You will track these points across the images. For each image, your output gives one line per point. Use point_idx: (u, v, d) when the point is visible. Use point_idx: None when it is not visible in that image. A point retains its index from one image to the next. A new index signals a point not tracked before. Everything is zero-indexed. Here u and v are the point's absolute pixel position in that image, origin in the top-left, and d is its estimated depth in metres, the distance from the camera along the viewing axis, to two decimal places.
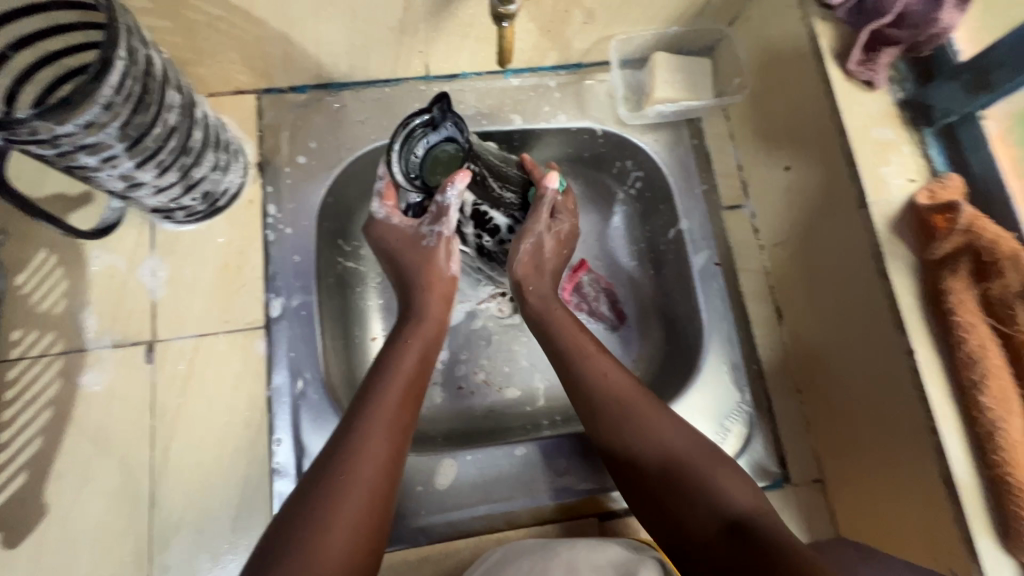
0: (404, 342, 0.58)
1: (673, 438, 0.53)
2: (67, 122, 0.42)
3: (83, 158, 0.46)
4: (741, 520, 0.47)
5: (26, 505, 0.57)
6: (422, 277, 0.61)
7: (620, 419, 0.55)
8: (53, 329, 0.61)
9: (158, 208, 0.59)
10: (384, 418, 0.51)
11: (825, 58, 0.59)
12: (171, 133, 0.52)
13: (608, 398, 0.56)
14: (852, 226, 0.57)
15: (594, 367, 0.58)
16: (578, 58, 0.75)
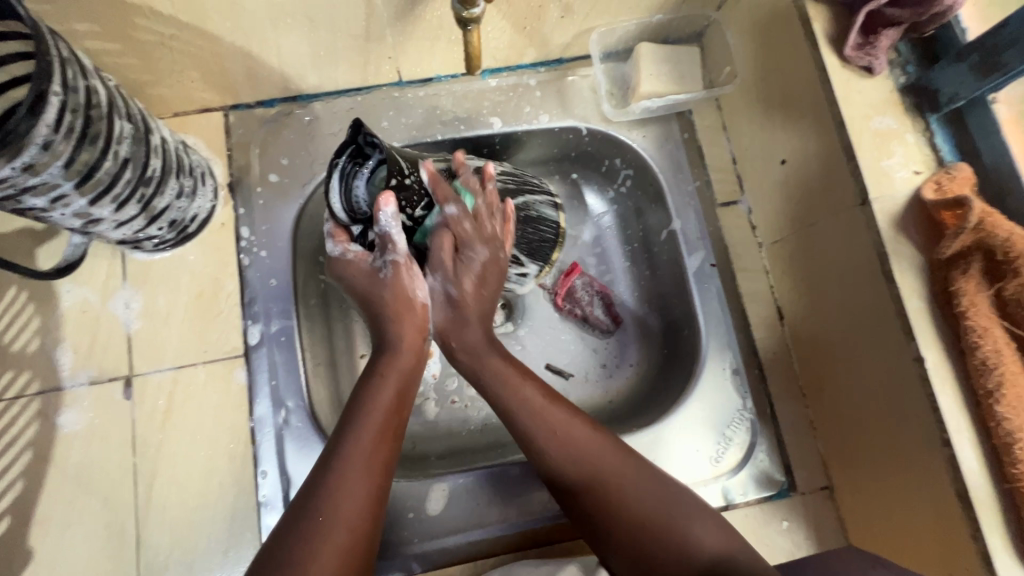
0: (384, 372, 0.53)
1: (601, 452, 0.51)
2: (3, 166, 0.39)
3: (30, 200, 0.44)
4: (713, 567, 0.44)
5: (11, 551, 0.56)
6: (392, 299, 0.55)
7: (567, 443, 0.51)
8: (28, 369, 0.60)
9: (123, 240, 0.57)
10: (361, 458, 0.47)
11: (820, 43, 0.55)
12: (125, 165, 0.49)
13: (571, 459, 0.51)
14: (852, 224, 0.54)
15: (525, 398, 0.53)
16: (559, 54, 0.71)
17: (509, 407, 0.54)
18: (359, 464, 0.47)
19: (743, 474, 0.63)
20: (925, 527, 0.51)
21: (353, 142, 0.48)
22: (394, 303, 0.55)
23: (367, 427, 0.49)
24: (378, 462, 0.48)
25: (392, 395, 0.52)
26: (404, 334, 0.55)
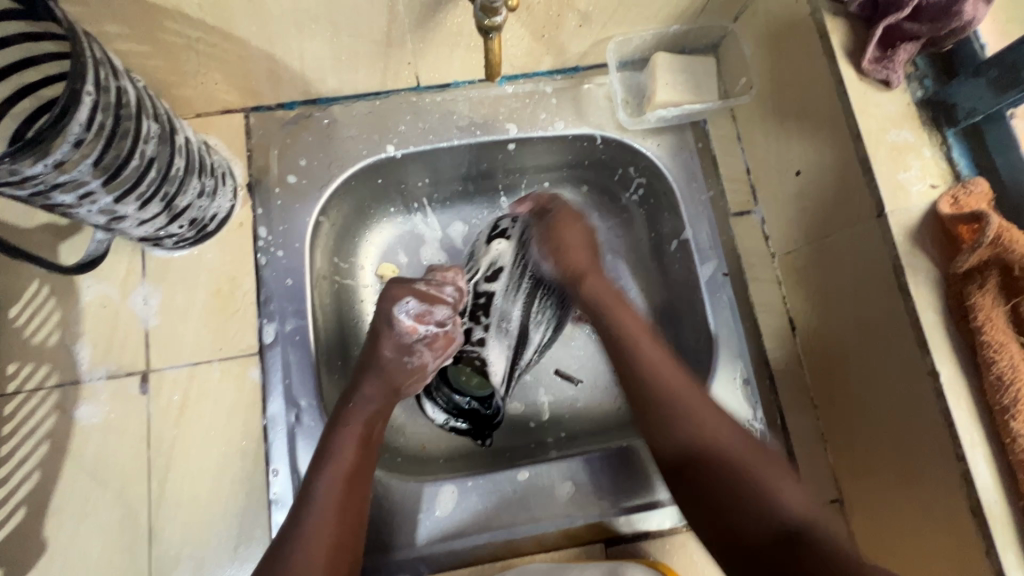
0: (319, 479, 0.52)
1: (715, 424, 0.51)
2: (37, 163, 0.40)
3: (59, 196, 0.45)
4: (797, 529, 0.45)
5: (26, 540, 0.57)
6: (385, 362, 0.58)
7: (686, 423, 0.52)
8: (49, 362, 0.61)
9: (144, 237, 0.58)
10: (321, 538, 0.49)
11: (838, 56, 0.55)
12: (151, 164, 0.50)
13: (689, 425, 0.52)
14: (866, 235, 0.54)
15: (654, 367, 0.54)
16: (575, 62, 0.71)
17: (667, 400, 0.53)
18: (317, 541, 0.49)
19: None
20: (938, 543, 0.50)
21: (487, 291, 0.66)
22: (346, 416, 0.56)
23: (307, 556, 0.48)
24: (341, 540, 0.50)
25: (330, 515, 0.50)
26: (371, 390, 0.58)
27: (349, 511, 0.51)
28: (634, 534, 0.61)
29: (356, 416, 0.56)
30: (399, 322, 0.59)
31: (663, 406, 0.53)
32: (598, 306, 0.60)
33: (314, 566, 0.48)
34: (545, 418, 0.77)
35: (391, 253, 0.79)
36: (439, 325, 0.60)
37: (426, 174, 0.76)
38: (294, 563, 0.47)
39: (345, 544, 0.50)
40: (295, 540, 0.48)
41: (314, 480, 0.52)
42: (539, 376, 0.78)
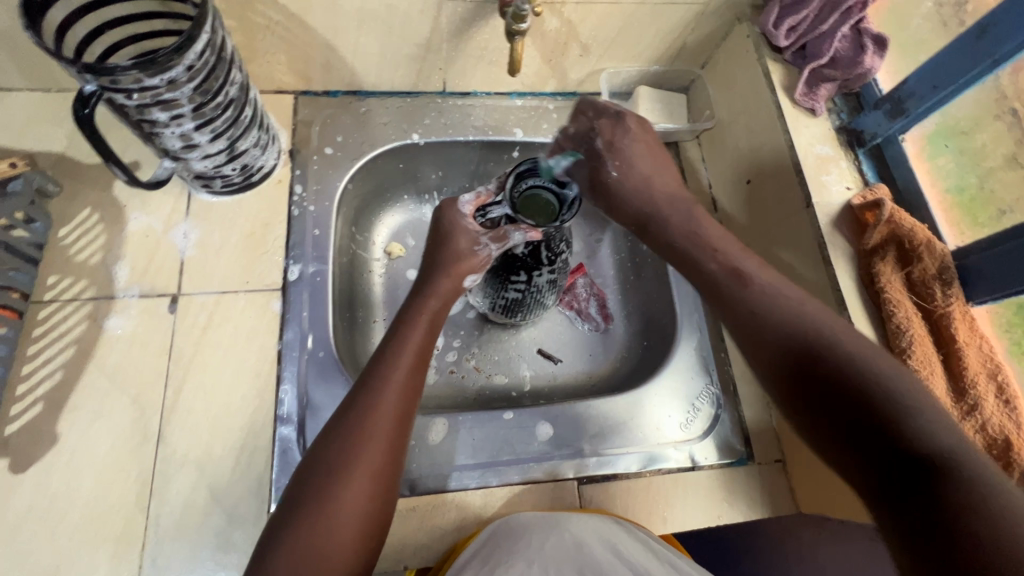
0: (393, 359, 0.57)
1: (842, 332, 0.51)
2: (156, 75, 0.51)
3: (157, 112, 0.55)
4: (937, 454, 0.41)
5: (37, 433, 0.60)
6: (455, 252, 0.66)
7: (819, 340, 0.50)
8: (87, 278, 0.67)
9: (200, 172, 0.67)
10: (378, 446, 0.52)
11: (777, 90, 0.71)
12: (229, 104, 0.61)
13: (807, 335, 0.51)
14: (799, 223, 0.67)
15: (763, 288, 0.56)
16: (574, 88, 0.87)
17: (774, 308, 0.54)
18: (377, 444, 0.52)
19: (708, 440, 0.71)
20: None
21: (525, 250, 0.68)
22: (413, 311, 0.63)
23: (378, 420, 0.53)
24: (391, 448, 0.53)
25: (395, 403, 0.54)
26: (443, 286, 0.65)
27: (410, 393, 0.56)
28: (604, 475, 0.68)
29: (425, 312, 0.63)
30: (481, 252, 0.66)
31: (767, 315, 0.54)
32: (690, 226, 0.64)
33: (371, 460, 0.51)
34: (527, 389, 0.84)
35: (400, 234, 0.90)
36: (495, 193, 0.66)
37: (440, 167, 0.88)
38: (351, 470, 0.50)
39: (401, 433, 0.54)
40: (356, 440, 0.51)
41: (387, 362, 0.57)
42: (524, 353, 0.87)
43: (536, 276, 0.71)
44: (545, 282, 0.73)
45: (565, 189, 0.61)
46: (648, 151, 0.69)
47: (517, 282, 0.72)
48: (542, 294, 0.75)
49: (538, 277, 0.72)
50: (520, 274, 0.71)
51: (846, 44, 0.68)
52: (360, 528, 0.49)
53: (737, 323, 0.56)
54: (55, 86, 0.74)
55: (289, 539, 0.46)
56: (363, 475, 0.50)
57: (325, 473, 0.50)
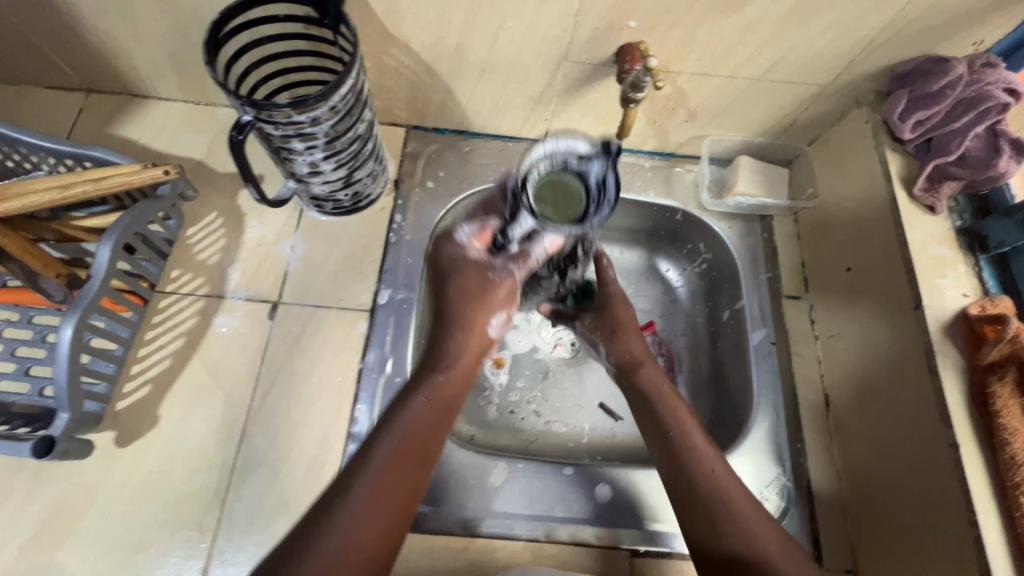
0: (398, 420, 0.55)
1: (752, 515, 0.55)
2: (305, 115, 0.56)
3: (296, 143, 0.61)
4: None
5: (143, 413, 0.66)
6: (479, 296, 0.63)
7: (720, 512, 0.55)
8: (204, 276, 0.74)
9: (316, 195, 0.73)
10: (370, 502, 0.50)
11: (894, 182, 0.68)
12: (356, 139, 0.66)
13: (725, 507, 0.56)
14: (904, 324, 0.64)
15: (704, 447, 0.60)
16: (672, 149, 0.88)
17: (692, 457, 0.60)
18: (373, 505, 0.50)
19: None
20: None
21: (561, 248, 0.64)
22: (445, 358, 0.62)
23: (367, 481, 0.51)
24: (387, 520, 0.50)
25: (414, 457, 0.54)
26: (460, 342, 0.63)
27: (430, 446, 0.56)
28: (658, 550, 0.66)
29: (444, 387, 0.59)
30: (495, 274, 0.64)
31: (693, 476, 0.58)
32: (656, 397, 0.66)
33: (364, 520, 0.49)
34: (585, 441, 0.84)
35: None
36: (498, 226, 0.63)
37: None
38: (348, 522, 0.48)
39: (400, 516, 0.51)
40: (353, 495, 0.50)
41: (389, 428, 0.55)
42: (584, 403, 0.87)
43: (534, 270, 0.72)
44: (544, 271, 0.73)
45: (587, 167, 0.57)
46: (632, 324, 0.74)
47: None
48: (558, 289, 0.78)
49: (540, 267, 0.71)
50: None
51: (978, 143, 0.65)
52: None
53: (666, 468, 0.60)
54: (204, 100, 0.83)
55: None
56: (360, 534, 0.48)
57: (307, 546, 0.46)
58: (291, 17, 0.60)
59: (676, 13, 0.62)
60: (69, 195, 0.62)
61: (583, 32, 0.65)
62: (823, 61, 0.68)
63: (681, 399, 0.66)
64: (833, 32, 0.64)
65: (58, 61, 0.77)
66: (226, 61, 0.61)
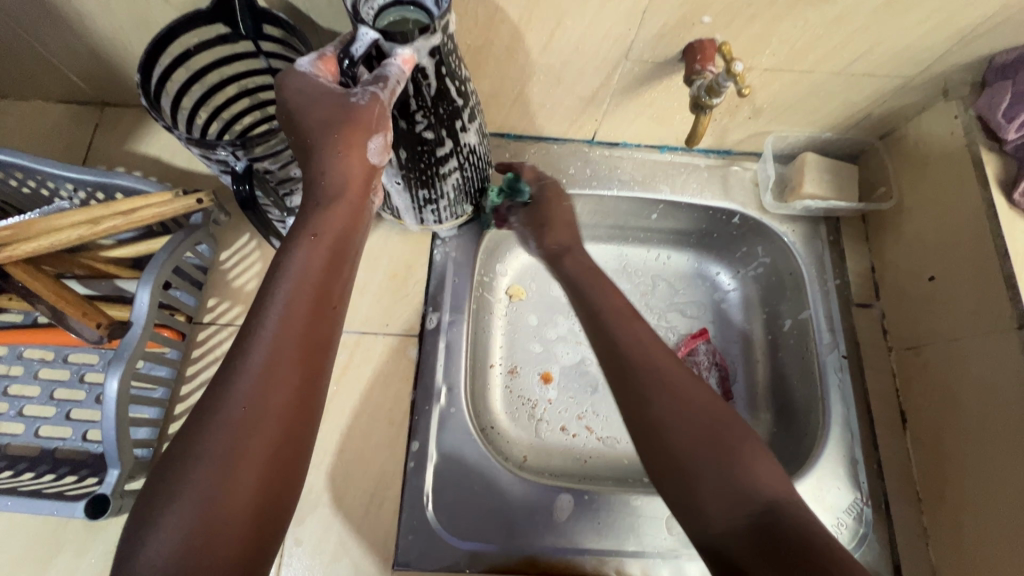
0: (276, 287, 0.39)
1: (698, 390, 0.49)
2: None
3: (291, 168, 0.55)
4: (773, 507, 0.42)
5: None
6: (335, 104, 0.43)
7: (670, 385, 0.49)
8: (242, 304, 0.70)
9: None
10: (253, 390, 0.36)
11: (991, 185, 0.63)
12: None
13: (658, 379, 0.49)
14: (1006, 345, 0.59)
15: (634, 327, 0.55)
16: (730, 146, 0.81)
17: (630, 336, 0.54)
18: (253, 390, 0.36)
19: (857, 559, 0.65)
20: None
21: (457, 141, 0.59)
22: (337, 185, 0.43)
23: (252, 367, 0.37)
24: (281, 404, 0.37)
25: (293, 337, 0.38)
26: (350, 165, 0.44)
27: (331, 294, 0.41)
28: None
29: (330, 222, 0.43)
30: (356, 98, 0.43)
31: (630, 355, 0.52)
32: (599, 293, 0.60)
33: (245, 410, 0.36)
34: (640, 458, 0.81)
35: (524, 279, 0.88)
36: (344, 45, 0.46)
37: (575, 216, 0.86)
38: (222, 429, 0.35)
39: (303, 406, 0.38)
40: (232, 390, 0.36)
41: (261, 303, 0.39)
42: None
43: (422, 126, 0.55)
44: (430, 136, 0.56)
45: None
46: (564, 223, 0.71)
47: (438, 152, 0.59)
48: (441, 164, 0.60)
49: (464, 141, 0.60)
50: (427, 135, 0.56)
51: None
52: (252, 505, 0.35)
53: (606, 354, 0.54)
54: None
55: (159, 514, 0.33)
56: (231, 433, 0.35)
57: (183, 454, 0.35)
58: (204, 45, 0.53)
59: (757, 5, 0.55)
60: (99, 230, 0.58)
61: (649, 30, 0.59)
62: (912, 53, 0.62)
63: (617, 290, 0.61)
64: (933, 21, 0.57)
65: (69, 74, 0.71)
66: (171, 120, 0.54)
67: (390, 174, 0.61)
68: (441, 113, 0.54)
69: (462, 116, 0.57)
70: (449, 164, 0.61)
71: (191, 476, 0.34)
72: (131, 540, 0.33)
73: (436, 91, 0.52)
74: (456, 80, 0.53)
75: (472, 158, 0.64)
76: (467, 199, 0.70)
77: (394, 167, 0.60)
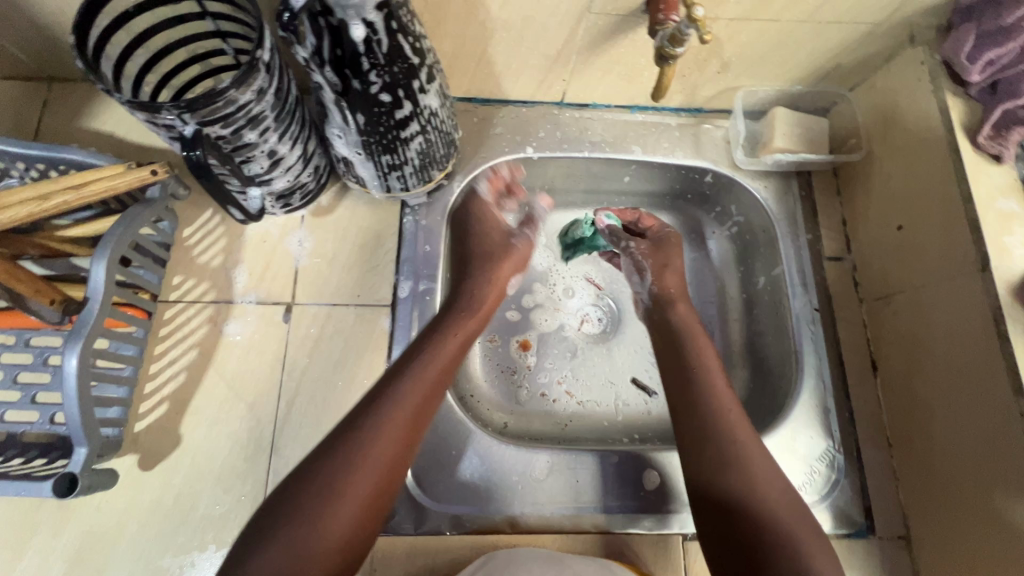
0: (407, 383, 0.56)
1: (763, 469, 0.55)
2: (247, 89, 0.49)
3: (247, 134, 0.53)
4: None
5: (163, 433, 0.62)
6: None
7: (742, 465, 0.55)
8: (208, 280, 0.68)
9: (281, 192, 0.65)
10: (376, 457, 0.51)
11: (956, 130, 0.63)
12: (297, 103, 0.58)
13: (741, 456, 0.56)
14: (968, 288, 0.60)
15: (727, 402, 0.60)
16: (701, 104, 0.81)
17: (717, 407, 0.60)
18: (374, 459, 0.51)
19: (829, 504, 0.66)
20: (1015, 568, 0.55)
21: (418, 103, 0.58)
22: None
23: (380, 440, 0.52)
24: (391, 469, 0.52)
25: (403, 425, 0.54)
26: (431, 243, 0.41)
27: (415, 426, 0.55)
28: None
29: (430, 361, 0.58)
30: None
31: (717, 428, 0.58)
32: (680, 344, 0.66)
33: (364, 475, 0.50)
34: (620, 419, 0.81)
35: None
36: None
37: (548, 181, 0.84)
38: (341, 487, 0.49)
39: (392, 479, 0.52)
40: (362, 451, 0.51)
41: (397, 383, 0.56)
42: (617, 381, 0.84)
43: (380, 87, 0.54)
44: (388, 100, 0.55)
45: None
46: (674, 276, 0.75)
47: (398, 116, 0.58)
48: (402, 129, 0.59)
49: (424, 104, 0.59)
50: (385, 97, 0.55)
51: None
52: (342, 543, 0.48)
53: (689, 418, 0.60)
54: None
55: (280, 536, 0.46)
56: (351, 495, 0.49)
57: (304, 498, 0.48)
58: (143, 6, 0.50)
59: None
60: (48, 207, 0.55)
61: None
62: None
63: (716, 359, 0.65)
64: None
65: (11, 48, 0.68)
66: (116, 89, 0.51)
67: (353, 140, 0.60)
68: (396, 74, 0.53)
69: (420, 75, 0.56)
70: (410, 128, 0.60)
71: (318, 520, 0.47)
72: (248, 552, 0.45)
73: (390, 48, 0.51)
74: (408, 35, 0.51)
75: (434, 121, 0.62)
76: (434, 166, 0.69)
77: (356, 132, 0.59)
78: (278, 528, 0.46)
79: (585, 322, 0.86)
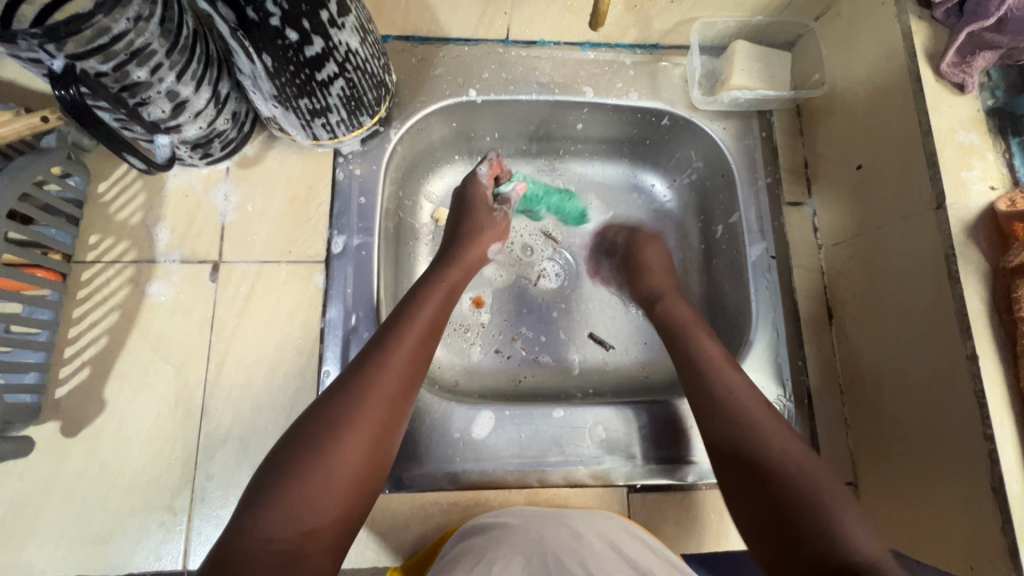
0: (406, 324, 0.55)
1: (777, 433, 0.51)
2: (121, 18, 0.44)
3: (134, 70, 0.48)
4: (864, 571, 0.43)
5: (86, 399, 0.59)
6: None
7: (755, 433, 0.52)
8: (128, 239, 0.64)
9: (197, 141, 0.60)
10: (376, 400, 0.49)
11: (919, 57, 0.58)
12: (195, 37, 0.52)
13: (749, 425, 0.52)
14: (923, 228, 0.57)
15: (724, 377, 0.56)
16: (657, 39, 0.75)
17: (719, 376, 0.56)
18: (375, 401, 0.49)
19: None
20: (955, 517, 0.54)
21: (332, 40, 0.52)
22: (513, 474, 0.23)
23: (386, 377, 0.51)
24: (391, 411, 0.50)
25: (398, 374, 0.52)
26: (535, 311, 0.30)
27: (412, 375, 0.53)
28: (658, 484, 0.64)
29: (426, 308, 0.57)
30: None
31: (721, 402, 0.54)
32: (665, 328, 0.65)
33: (366, 417, 0.48)
34: (575, 374, 0.80)
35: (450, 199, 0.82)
36: None
37: (498, 128, 0.79)
38: (342, 430, 0.47)
39: (394, 423, 0.51)
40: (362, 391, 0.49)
41: (397, 328, 0.55)
42: (573, 337, 0.81)
43: (283, 23, 0.47)
44: (297, 37, 0.49)
45: None
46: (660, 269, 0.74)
47: (309, 53, 0.51)
48: (318, 70, 0.53)
49: (340, 41, 0.53)
50: (289, 33, 0.48)
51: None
52: (348, 489, 0.46)
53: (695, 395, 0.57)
54: None
55: (287, 481, 0.44)
56: (358, 437, 0.47)
57: (307, 446, 0.46)
58: None
59: None
60: None
61: None
62: None
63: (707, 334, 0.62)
64: None
65: None
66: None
67: (265, 85, 0.55)
68: (296, 0, 0.46)
69: (328, 4, 0.49)
70: (327, 69, 0.54)
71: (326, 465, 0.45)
72: (249, 507, 0.43)
73: None
74: None
75: (359, 59, 0.57)
76: (364, 111, 0.63)
77: (266, 76, 0.53)
78: (275, 486, 0.44)
79: (542, 277, 0.83)
